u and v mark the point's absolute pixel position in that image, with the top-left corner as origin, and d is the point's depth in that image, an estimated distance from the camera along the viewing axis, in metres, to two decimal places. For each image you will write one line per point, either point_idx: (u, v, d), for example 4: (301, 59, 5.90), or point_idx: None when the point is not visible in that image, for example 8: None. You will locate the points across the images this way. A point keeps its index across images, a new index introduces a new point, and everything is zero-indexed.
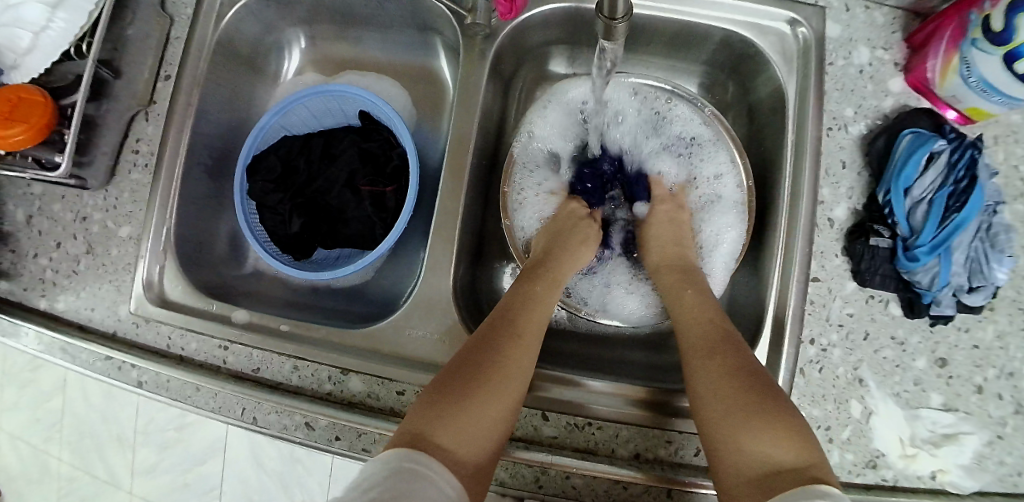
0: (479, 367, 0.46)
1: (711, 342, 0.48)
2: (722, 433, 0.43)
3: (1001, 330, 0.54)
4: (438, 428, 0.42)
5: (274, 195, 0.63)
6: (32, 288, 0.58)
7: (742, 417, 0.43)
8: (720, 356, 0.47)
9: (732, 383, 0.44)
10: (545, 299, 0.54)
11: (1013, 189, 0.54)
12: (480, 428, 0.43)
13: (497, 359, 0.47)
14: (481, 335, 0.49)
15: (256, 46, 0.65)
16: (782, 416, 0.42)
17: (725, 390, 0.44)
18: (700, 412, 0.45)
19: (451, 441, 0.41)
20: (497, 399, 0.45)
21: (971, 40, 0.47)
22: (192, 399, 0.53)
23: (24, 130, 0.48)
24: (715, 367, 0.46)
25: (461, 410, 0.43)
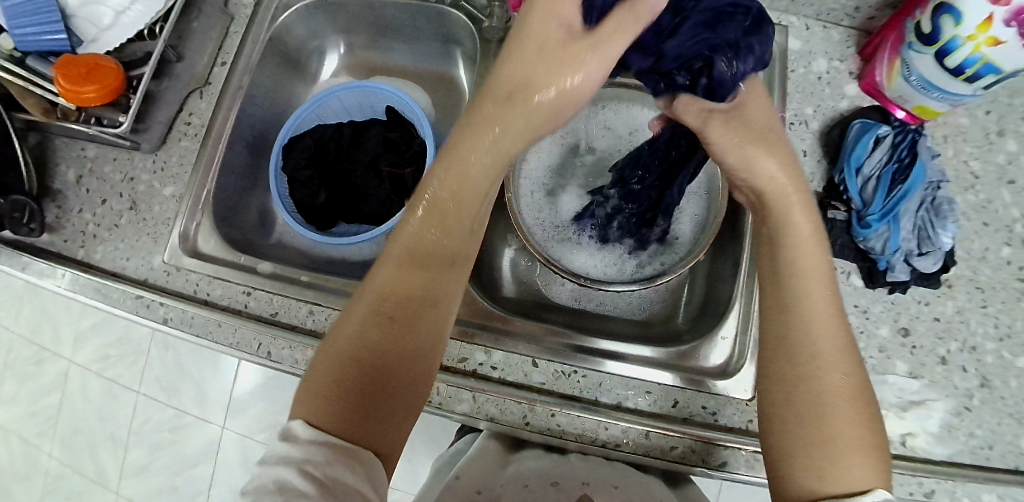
0: (395, 347, 0.43)
1: (841, 357, 0.42)
2: (824, 448, 0.40)
3: (961, 306, 0.57)
4: (362, 423, 0.40)
5: (305, 171, 0.70)
6: (73, 239, 0.64)
7: (848, 443, 0.40)
8: (845, 374, 0.42)
9: (847, 411, 0.41)
10: (456, 256, 0.47)
11: (963, 180, 0.60)
12: (401, 413, 0.43)
13: (408, 337, 0.43)
14: (382, 310, 0.43)
15: (298, 49, 0.75)
16: (880, 448, 0.41)
17: (845, 416, 0.40)
18: (803, 422, 0.41)
19: (367, 434, 0.40)
20: (415, 379, 0.44)
21: (908, 44, 0.54)
22: (212, 335, 0.58)
23: (95, 90, 0.56)
24: (838, 384, 0.41)
25: (378, 399, 0.41)
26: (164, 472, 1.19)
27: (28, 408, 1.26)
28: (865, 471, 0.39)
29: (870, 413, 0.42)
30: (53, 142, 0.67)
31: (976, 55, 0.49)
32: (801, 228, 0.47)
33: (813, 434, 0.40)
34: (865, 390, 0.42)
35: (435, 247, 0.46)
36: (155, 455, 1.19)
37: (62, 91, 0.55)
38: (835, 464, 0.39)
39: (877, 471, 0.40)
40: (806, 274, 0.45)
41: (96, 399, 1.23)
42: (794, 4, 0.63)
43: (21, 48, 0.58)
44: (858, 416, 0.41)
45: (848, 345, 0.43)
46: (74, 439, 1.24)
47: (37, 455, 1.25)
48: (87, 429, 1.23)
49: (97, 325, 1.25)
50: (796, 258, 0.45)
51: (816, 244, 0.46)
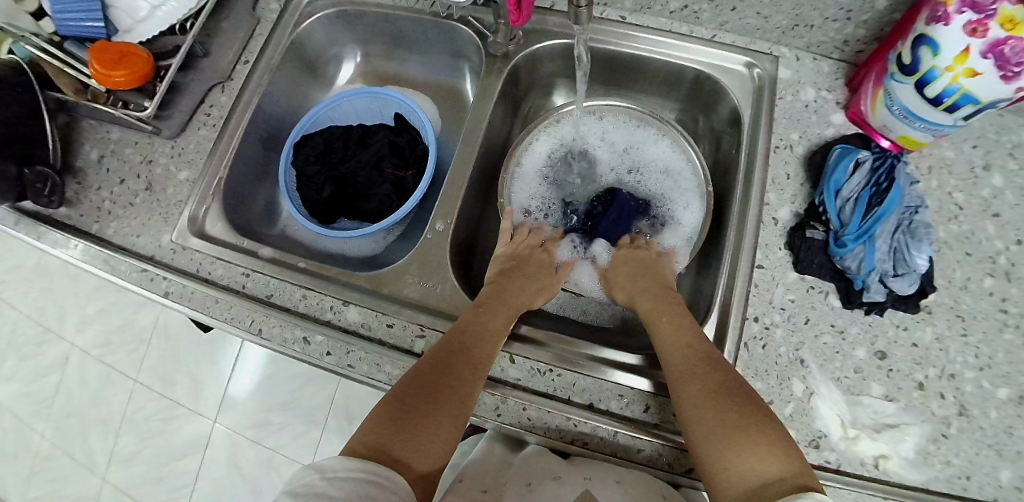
0: (435, 387, 0.50)
1: (701, 372, 0.51)
2: (710, 439, 0.47)
3: (940, 333, 0.58)
4: (398, 443, 0.46)
5: (313, 166, 0.74)
6: (89, 214, 0.68)
7: (725, 431, 0.47)
8: (706, 382, 0.50)
9: (717, 407, 0.48)
10: (497, 325, 0.57)
11: (945, 211, 0.62)
12: (430, 440, 0.48)
13: (449, 381, 0.51)
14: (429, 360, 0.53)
15: (317, 55, 0.80)
16: (769, 431, 0.46)
17: (715, 410, 0.48)
18: (700, 431, 0.48)
19: (404, 453, 0.46)
20: (448, 414, 0.49)
21: (891, 74, 0.57)
22: (209, 310, 0.60)
23: (125, 75, 0.61)
24: (699, 393, 0.50)
25: (415, 425, 0.48)
26: (152, 461, 1.20)
27: (28, 387, 1.30)
28: (751, 450, 0.45)
29: (748, 402, 0.48)
30: (81, 124, 0.72)
31: (955, 85, 0.51)
32: (649, 302, 0.61)
33: (698, 434, 0.48)
34: (738, 387, 0.49)
35: (478, 319, 0.57)
36: (144, 444, 1.21)
37: (94, 73, 0.60)
38: (722, 450, 0.46)
39: (766, 448, 0.44)
40: (665, 331, 0.57)
41: (93, 384, 1.26)
42: (785, 36, 0.66)
43: (60, 32, 0.63)
44: (724, 407, 0.48)
45: (705, 361, 0.52)
46: (68, 422, 1.26)
47: (29, 435, 1.28)
48: (82, 413, 1.26)
49: (103, 311, 1.29)
50: (656, 322, 0.58)
51: (670, 313, 0.59)
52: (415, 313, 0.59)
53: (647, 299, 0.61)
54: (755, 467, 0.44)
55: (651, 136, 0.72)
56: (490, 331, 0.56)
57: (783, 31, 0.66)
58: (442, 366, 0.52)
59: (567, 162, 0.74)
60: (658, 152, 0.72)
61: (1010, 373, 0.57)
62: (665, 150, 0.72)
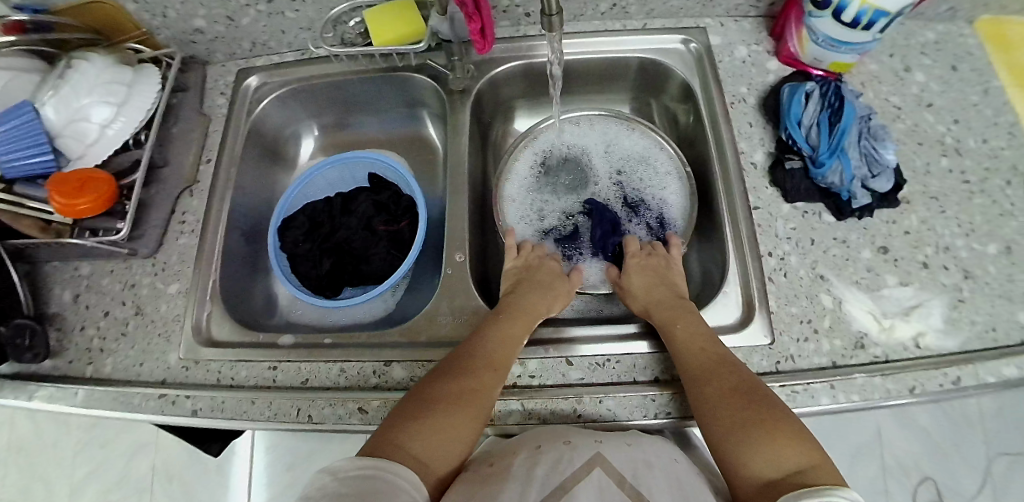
0: (458, 391, 0.51)
1: (720, 369, 0.52)
2: (731, 436, 0.48)
3: (924, 216, 0.64)
4: (414, 440, 0.47)
5: (305, 245, 0.72)
6: (78, 358, 0.62)
7: (741, 429, 0.48)
8: (725, 380, 0.51)
9: (732, 402, 0.50)
10: (517, 333, 0.58)
11: (886, 116, 0.70)
12: (445, 439, 0.49)
13: (473, 386, 0.52)
14: (452, 367, 0.54)
15: (276, 137, 0.80)
16: (789, 429, 0.48)
17: (733, 407, 0.49)
18: (723, 429, 0.49)
19: (419, 450, 0.47)
20: (467, 416, 0.50)
21: (809, 14, 0.64)
22: (247, 414, 0.56)
23: (90, 200, 0.58)
24: (719, 388, 0.51)
25: (435, 424, 0.49)
26: None
27: None
28: (774, 449, 0.46)
29: (763, 403, 0.49)
30: (44, 268, 0.67)
31: (865, 6, 0.59)
32: (661, 303, 0.61)
33: (716, 431, 0.49)
34: (756, 390, 0.51)
35: (500, 327, 0.58)
36: None
37: (57, 207, 0.57)
38: (738, 447, 0.47)
39: (781, 444, 0.46)
40: (681, 324, 0.57)
41: None
42: (705, 8, 0.75)
43: (5, 174, 0.59)
44: (744, 405, 0.49)
45: (721, 359, 0.53)
46: None
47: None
48: None
49: (91, 474, 1.16)
50: (671, 316, 0.59)
51: (686, 311, 0.59)
52: None
53: (659, 305, 0.61)
54: (771, 461, 0.46)
55: (626, 139, 0.77)
56: (513, 338, 0.57)
57: (703, 5, 0.74)
58: (459, 368, 0.53)
59: (556, 174, 0.77)
60: (636, 151, 0.76)
61: (990, 231, 0.64)
62: (640, 143, 0.76)
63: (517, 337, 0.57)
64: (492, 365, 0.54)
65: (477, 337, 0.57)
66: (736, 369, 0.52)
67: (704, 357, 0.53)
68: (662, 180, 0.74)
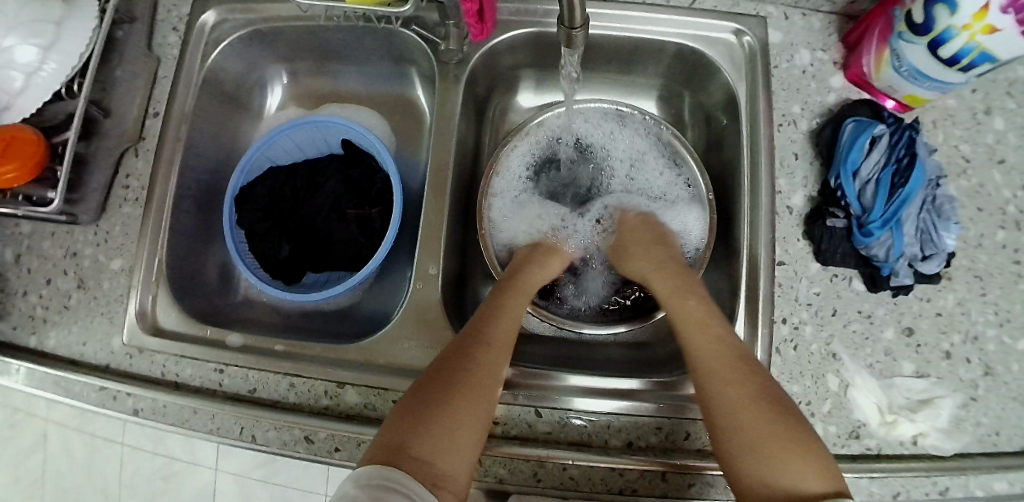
0: (460, 385, 0.46)
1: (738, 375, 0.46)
2: (751, 453, 0.42)
3: (961, 297, 0.56)
4: (419, 441, 0.42)
5: (263, 224, 0.65)
6: (22, 326, 0.59)
7: (756, 445, 0.42)
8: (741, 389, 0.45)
9: (756, 415, 0.44)
10: (517, 317, 0.54)
11: (955, 166, 0.59)
12: (455, 439, 0.43)
13: (475, 377, 0.47)
14: (449, 361, 0.48)
15: (238, 85, 0.69)
16: (806, 438, 0.42)
17: (759, 429, 0.43)
18: (742, 446, 0.43)
19: (428, 454, 0.42)
20: (474, 413, 0.45)
21: (897, 34, 0.51)
22: (189, 423, 0.53)
23: (15, 169, 0.50)
24: (736, 397, 0.45)
25: (447, 423, 0.43)
26: None
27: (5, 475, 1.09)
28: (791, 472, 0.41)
29: (785, 414, 0.43)
30: None
31: (971, 44, 0.46)
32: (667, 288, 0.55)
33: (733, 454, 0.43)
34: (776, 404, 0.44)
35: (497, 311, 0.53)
36: None
37: None
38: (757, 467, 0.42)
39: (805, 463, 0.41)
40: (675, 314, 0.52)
41: (80, 457, 1.07)
42: None
43: None
44: (762, 426, 0.43)
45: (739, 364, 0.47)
46: None
47: None
48: None
49: None
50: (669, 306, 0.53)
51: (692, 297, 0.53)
52: None
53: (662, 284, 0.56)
54: (790, 484, 0.40)
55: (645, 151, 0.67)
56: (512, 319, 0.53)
57: None
58: (456, 361, 0.48)
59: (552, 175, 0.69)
60: (656, 167, 0.67)
61: None
62: (658, 159, 0.67)
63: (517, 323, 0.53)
64: (494, 353, 0.49)
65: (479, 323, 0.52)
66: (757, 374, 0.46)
67: (719, 357, 0.47)
68: (677, 209, 0.66)
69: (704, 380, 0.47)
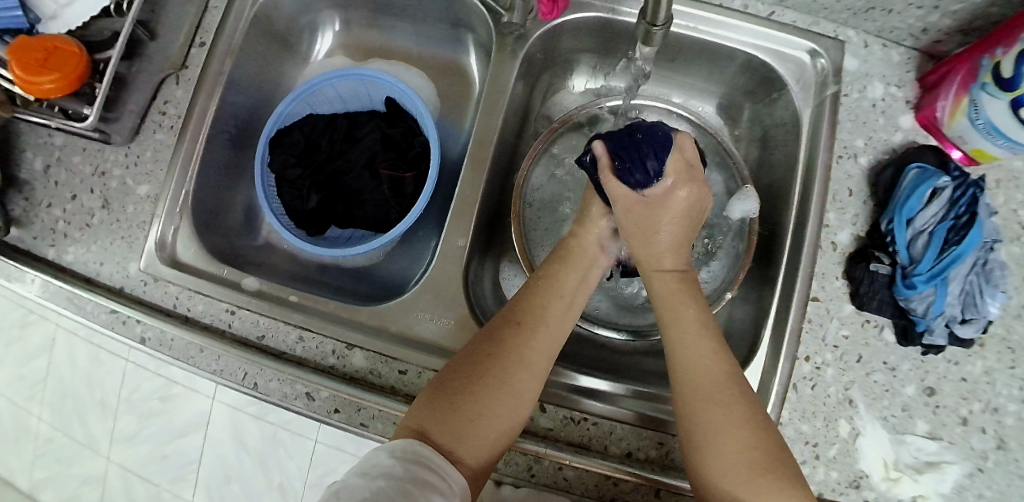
0: (488, 371, 0.45)
1: (711, 368, 0.46)
2: (699, 400, 0.45)
3: (989, 366, 0.55)
4: (445, 426, 0.43)
5: (294, 170, 0.63)
6: (43, 237, 0.59)
7: (731, 466, 0.42)
8: (722, 386, 0.45)
9: (716, 370, 0.46)
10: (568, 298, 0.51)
11: (1010, 231, 0.56)
12: (486, 424, 0.43)
13: (515, 367, 0.46)
14: (476, 342, 0.48)
15: (288, 26, 0.67)
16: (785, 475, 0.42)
17: (714, 421, 0.44)
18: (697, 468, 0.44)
19: (453, 437, 0.42)
20: (506, 400, 0.45)
21: (981, 84, 0.49)
22: (193, 360, 0.53)
23: (55, 80, 0.50)
24: (722, 420, 0.44)
25: (470, 407, 0.43)
26: (153, 442, 1.07)
27: (12, 372, 1.12)
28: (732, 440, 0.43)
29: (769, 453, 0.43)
30: (14, 123, 0.61)
31: None
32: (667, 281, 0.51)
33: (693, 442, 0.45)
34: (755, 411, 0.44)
35: (547, 290, 0.51)
36: (142, 426, 1.07)
37: (20, 81, 0.50)
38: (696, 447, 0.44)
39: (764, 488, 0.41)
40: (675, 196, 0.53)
41: (82, 368, 1.10)
42: (854, 18, 0.57)
43: None
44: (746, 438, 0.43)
45: (721, 357, 0.47)
46: (61, 406, 1.11)
47: (23, 419, 1.13)
48: None
49: None
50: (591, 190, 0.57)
51: (694, 307, 0.50)
52: (431, 360, 0.53)
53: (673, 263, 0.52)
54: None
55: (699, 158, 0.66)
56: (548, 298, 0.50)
57: (854, 13, 0.56)
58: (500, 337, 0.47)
59: None
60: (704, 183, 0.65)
61: None
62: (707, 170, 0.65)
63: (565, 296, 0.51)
64: (539, 331, 0.48)
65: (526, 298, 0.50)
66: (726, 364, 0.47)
67: (692, 353, 0.47)
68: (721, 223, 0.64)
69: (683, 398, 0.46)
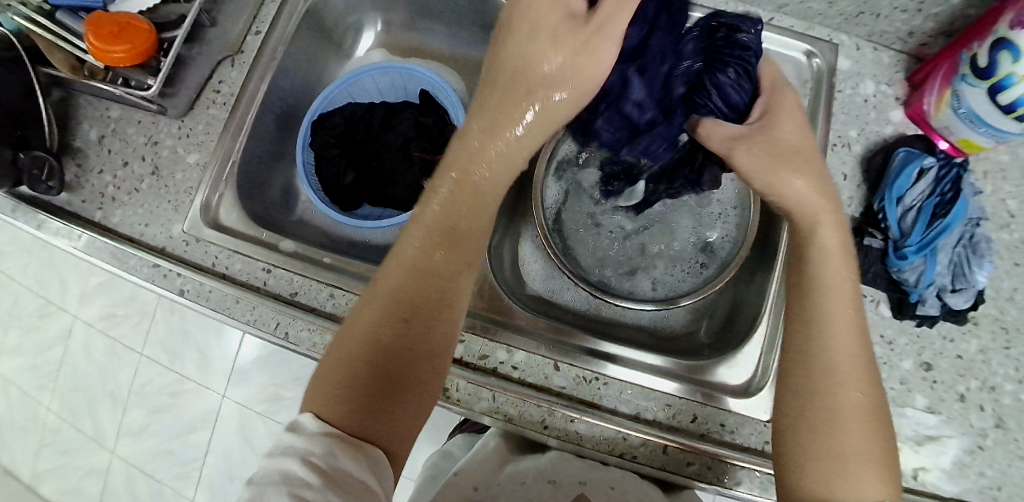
0: (397, 374, 0.42)
1: (855, 359, 0.44)
2: (830, 384, 0.44)
3: (984, 345, 0.57)
4: (377, 424, 0.41)
5: (333, 150, 0.68)
6: (91, 200, 0.64)
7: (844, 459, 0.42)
8: (861, 391, 0.44)
9: (853, 349, 0.44)
10: (473, 254, 0.47)
11: (999, 219, 0.59)
12: (417, 405, 0.43)
13: (429, 359, 0.44)
14: (369, 346, 0.42)
15: (332, 24, 0.74)
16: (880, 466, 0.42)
17: (858, 429, 0.42)
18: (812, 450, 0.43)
19: (388, 431, 0.41)
20: (430, 379, 0.44)
21: (961, 76, 0.53)
22: (229, 310, 0.57)
23: (125, 50, 0.56)
24: (847, 404, 0.43)
25: (397, 395, 0.42)
26: (163, 431, 1.09)
27: (30, 360, 1.16)
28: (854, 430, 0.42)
29: (874, 443, 0.42)
30: (77, 99, 0.67)
31: None
32: (838, 246, 0.47)
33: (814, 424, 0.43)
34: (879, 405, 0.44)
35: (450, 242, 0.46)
36: (154, 418, 1.09)
37: (91, 48, 0.56)
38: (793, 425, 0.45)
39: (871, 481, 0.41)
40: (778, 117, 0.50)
41: (98, 357, 1.13)
42: (846, 23, 0.63)
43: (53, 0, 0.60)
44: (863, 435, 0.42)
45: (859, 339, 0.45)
46: (75, 395, 1.14)
47: (34, 407, 1.16)
48: None
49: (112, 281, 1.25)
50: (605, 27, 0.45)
51: (842, 261, 0.47)
52: None
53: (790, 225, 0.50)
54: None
55: None
56: (443, 281, 0.45)
57: (846, 18, 0.62)
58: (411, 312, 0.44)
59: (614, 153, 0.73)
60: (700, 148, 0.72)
61: None
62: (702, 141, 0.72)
63: (468, 253, 0.47)
64: (447, 299, 0.45)
65: (428, 260, 0.45)
66: (860, 337, 0.45)
67: (844, 337, 0.45)
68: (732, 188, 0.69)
69: (821, 370, 0.44)
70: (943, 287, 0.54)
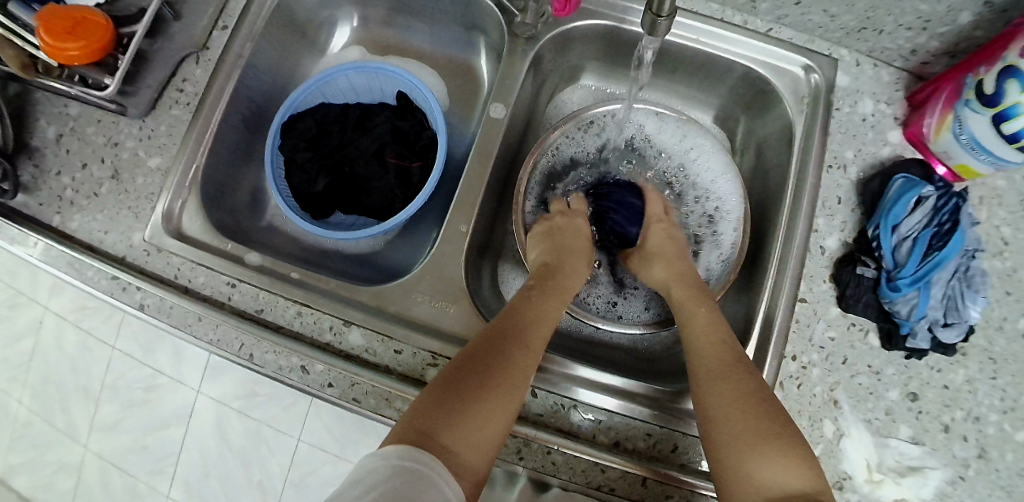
0: (482, 383, 0.45)
1: (723, 359, 0.49)
2: (706, 383, 0.48)
3: (971, 376, 0.56)
4: (449, 431, 0.42)
5: (304, 153, 0.64)
6: (48, 204, 0.59)
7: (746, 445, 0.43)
8: (733, 382, 0.47)
9: (719, 353, 0.50)
10: (551, 312, 0.54)
11: (992, 246, 0.58)
12: (488, 428, 0.43)
13: (508, 386, 0.46)
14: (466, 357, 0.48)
15: (308, 18, 0.70)
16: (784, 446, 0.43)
17: (744, 414, 0.45)
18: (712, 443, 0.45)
19: (455, 439, 0.42)
20: (503, 405, 0.45)
21: (965, 101, 0.51)
22: (191, 328, 0.54)
23: (79, 47, 0.52)
24: (725, 395, 0.46)
25: (470, 410, 0.43)
26: (135, 430, 1.05)
27: None
28: (743, 417, 0.45)
29: (767, 424, 0.44)
30: (33, 94, 0.62)
31: None
32: (682, 289, 0.57)
33: (707, 421, 0.47)
34: (766, 393, 0.46)
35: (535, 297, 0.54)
36: (125, 414, 1.05)
37: (44, 45, 0.51)
38: (727, 435, 0.44)
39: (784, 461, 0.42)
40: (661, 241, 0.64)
41: (69, 351, 1.08)
42: (847, 38, 0.60)
43: None
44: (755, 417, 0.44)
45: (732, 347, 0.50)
46: (43, 391, 1.09)
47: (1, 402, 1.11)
48: None
49: None
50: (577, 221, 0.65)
51: (704, 306, 0.54)
52: (429, 339, 0.53)
53: (682, 287, 0.58)
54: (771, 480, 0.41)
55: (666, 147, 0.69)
56: (526, 325, 0.51)
57: (847, 33, 0.59)
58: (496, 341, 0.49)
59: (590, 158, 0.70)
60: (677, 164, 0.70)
61: None
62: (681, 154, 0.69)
63: (547, 309, 0.54)
64: (526, 342, 0.49)
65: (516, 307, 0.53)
66: (731, 345, 0.50)
67: (706, 345, 0.51)
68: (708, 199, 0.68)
69: (703, 375, 0.49)
70: (940, 321, 0.53)
